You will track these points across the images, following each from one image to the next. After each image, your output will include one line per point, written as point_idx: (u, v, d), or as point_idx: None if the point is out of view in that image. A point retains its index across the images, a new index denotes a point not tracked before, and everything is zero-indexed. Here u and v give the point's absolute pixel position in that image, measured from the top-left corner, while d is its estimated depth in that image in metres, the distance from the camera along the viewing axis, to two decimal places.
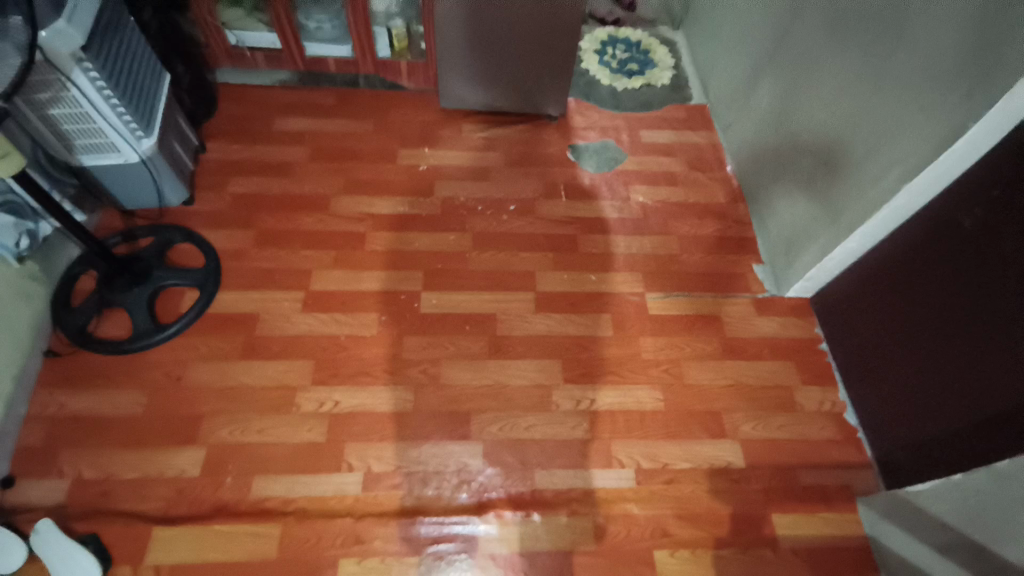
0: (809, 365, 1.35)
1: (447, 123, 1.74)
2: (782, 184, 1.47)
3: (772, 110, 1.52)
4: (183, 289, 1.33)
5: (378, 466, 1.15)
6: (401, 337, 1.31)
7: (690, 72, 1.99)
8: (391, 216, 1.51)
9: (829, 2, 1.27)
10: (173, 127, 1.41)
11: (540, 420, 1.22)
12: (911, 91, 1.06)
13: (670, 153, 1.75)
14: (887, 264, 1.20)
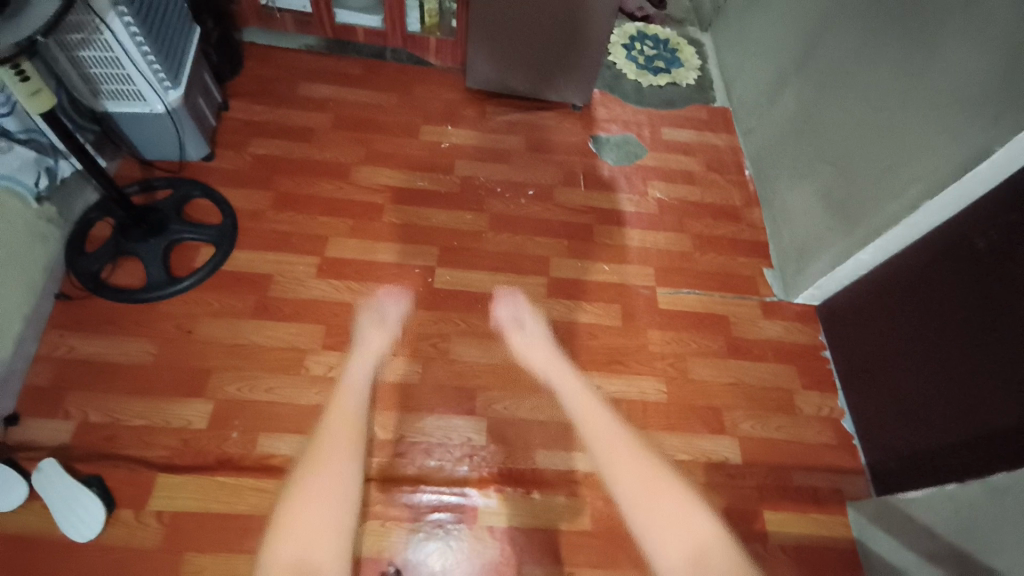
0: (810, 371, 1.37)
1: (471, 104, 1.74)
2: (800, 192, 1.49)
3: (797, 118, 1.53)
4: (198, 245, 1.33)
5: (365, 335, 1.17)
6: (412, 310, 1.32)
7: (715, 75, 2.00)
8: (409, 190, 1.52)
9: (862, 16, 1.29)
10: (199, 83, 1.40)
11: (517, 302, 1.29)
12: (938, 111, 1.08)
13: (689, 152, 1.77)
14: (897, 278, 1.22)
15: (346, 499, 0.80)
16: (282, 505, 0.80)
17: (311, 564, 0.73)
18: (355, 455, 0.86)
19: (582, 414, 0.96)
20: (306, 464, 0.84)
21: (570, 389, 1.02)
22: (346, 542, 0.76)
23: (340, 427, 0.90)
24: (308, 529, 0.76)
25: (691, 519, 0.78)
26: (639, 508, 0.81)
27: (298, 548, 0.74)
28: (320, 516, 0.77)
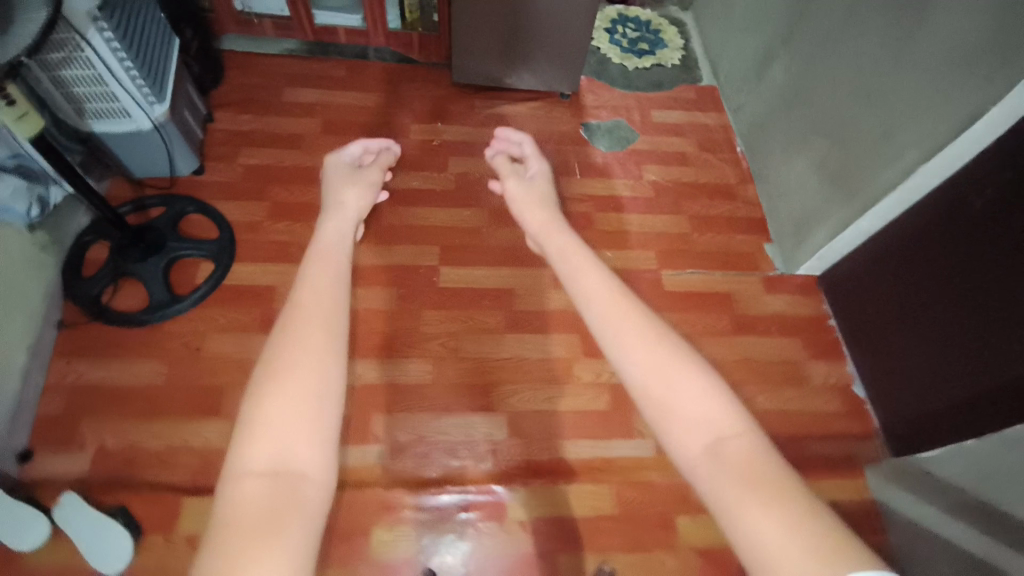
0: (816, 341, 1.40)
1: (460, 99, 1.73)
2: (794, 165, 1.50)
3: (787, 90, 1.53)
4: (198, 262, 1.31)
5: (346, 192, 1.07)
6: (421, 311, 1.32)
7: (699, 53, 2.00)
8: (406, 190, 1.51)
9: None
10: (183, 95, 1.37)
11: (518, 164, 1.22)
12: (929, 74, 1.09)
13: (680, 133, 1.78)
14: (897, 243, 1.24)
15: (329, 377, 0.60)
16: (250, 396, 0.58)
17: (291, 461, 0.55)
18: (335, 331, 0.64)
19: (571, 272, 0.71)
20: (266, 357, 0.60)
21: (558, 247, 0.77)
22: (330, 430, 0.58)
23: (309, 312, 0.65)
24: (282, 415, 0.56)
25: (696, 389, 0.56)
26: (639, 381, 0.57)
27: (273, 442, 0.55)
28: (296, 403, 0.58)
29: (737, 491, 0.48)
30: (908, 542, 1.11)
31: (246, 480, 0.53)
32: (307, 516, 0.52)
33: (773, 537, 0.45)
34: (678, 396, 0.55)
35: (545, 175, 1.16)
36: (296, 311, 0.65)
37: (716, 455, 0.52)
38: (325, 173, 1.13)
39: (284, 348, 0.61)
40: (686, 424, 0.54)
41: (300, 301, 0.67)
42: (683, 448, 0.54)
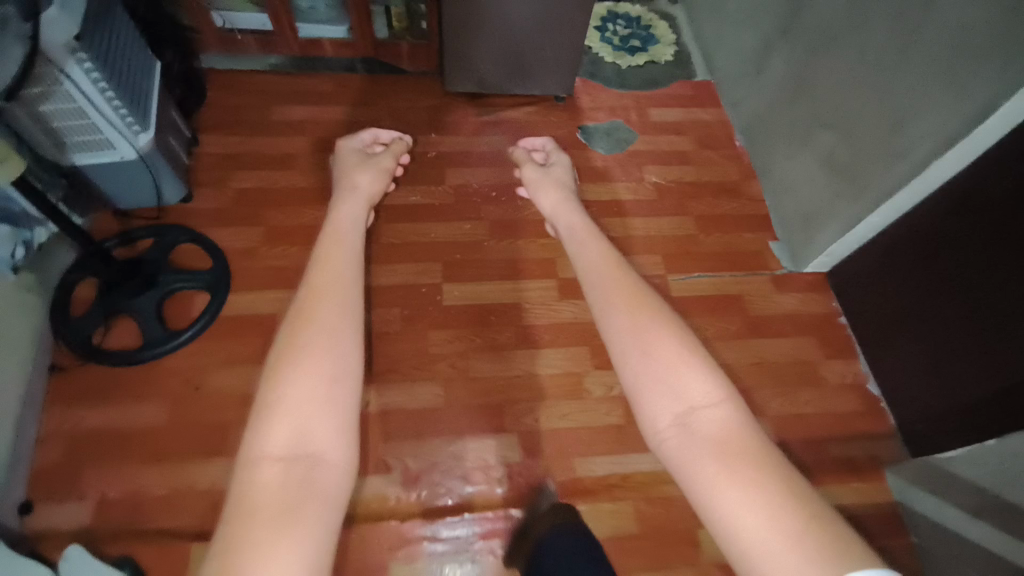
0: (830, 339, 1.38)
1: (453, 108, 1.69)
2: (799, 160, 1.48)
3: (787, 84, 1.51)
4: (193, 293, 1.27)
5: (358, 175, 1.15)
6: (427, 332, 1.28)
7: (693, 48, 1.96)
8: (403, 206, 1.47)
9: None
10: (169, 121, 1.33)
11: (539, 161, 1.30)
12: (937, 66, 1.06)
13: (678, 131, 1.74)
14: (909, 237, 1.21)
15: (347, 362, 0.60)
16: (270, 381, 0.56)
17: (310, 446, 0.54)
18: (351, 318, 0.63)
19: (586, 263, 0.73)
20: (285, 343, 0.59)
21: (580, 243, 0.80)
22: (348, 416, 0.57)
23: (325, 300, 0.64)
24: (301, 399, 0.55)
25: (687, 371, 0.59)
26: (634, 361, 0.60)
27: (296, 430, 0.54)
28: (316, 388, 0.57)
29: (714, 471, 0.51)
30: (934, 543, 1.10)
31: (263, 465, 0.51)
32: (326, 503, 0.51)
33: (735, 507, 0.49)
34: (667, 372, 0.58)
35: (564, 166, 1.23)
36: (315, 298, 0.64)
37: (686, 429, 0.55)
38: (338, 156, 1.24)
39: (303, 335, 0.60)
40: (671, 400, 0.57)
41: (314, 284, 0.66)
42: (658, 419, 0.57)
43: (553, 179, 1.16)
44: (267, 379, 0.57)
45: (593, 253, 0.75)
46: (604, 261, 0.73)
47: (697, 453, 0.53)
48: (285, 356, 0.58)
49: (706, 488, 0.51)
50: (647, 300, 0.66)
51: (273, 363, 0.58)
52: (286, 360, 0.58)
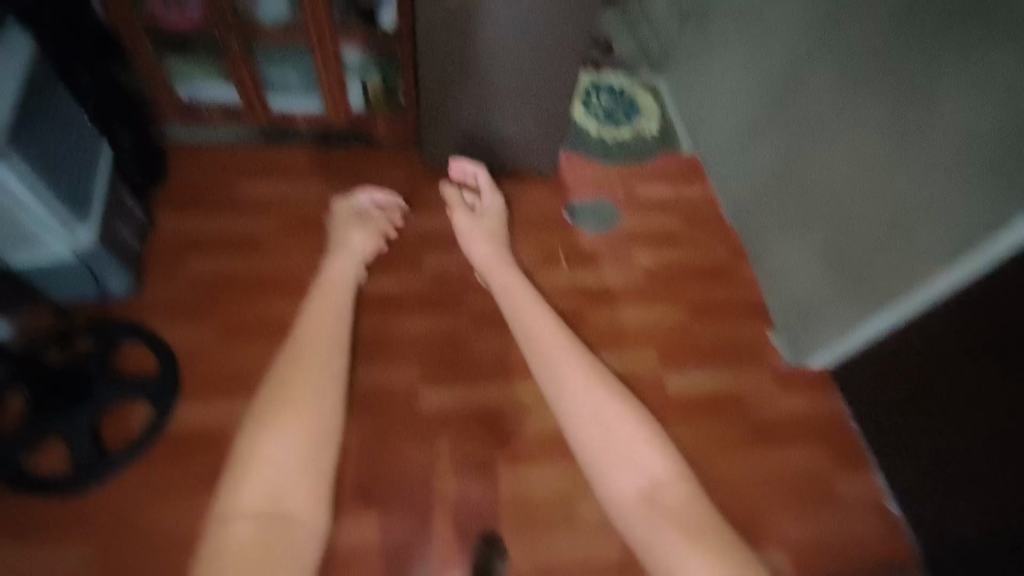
0: (839, 447, 1.29)
1: (432, 183, 1.60)
2: (794, 246, 1.40)
3: (778, 168, 1.45)
4: (133, 404, 1.12)
5: (350, 235, 1.26)
6: (401, 447, 1.16)
7: (678, 120, 1.91)
8: (376, 295, 1.35)
9: (840, 63, 1.22)
10: (117, 205, 1.20)
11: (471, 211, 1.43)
12: (945, 165, 1.01)
13: (668, 208, 1.67)
14: (920, 343, 1.13)
15: (316, 438, 0.76)
16: (251, 445, 0.73)
17: (283, 503, 0.69)
18: (324, 403, 0.79)
19: (552, 359, 0.99)
20: (268, 413, 0.76)
21: (531, 337, 1.03)
22: (316, 477, 0.74)
23: (301, 384, 0.80)
24: (276, 465, 0.71)
25: (647, 456, 0.85)
26: (606, 450, 0.86)
27: (269, 485, 0.70)
28: (288, 458, 0.72)
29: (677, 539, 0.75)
30: None
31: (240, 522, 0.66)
32: (293, 551, 0.66)
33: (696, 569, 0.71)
34: (633, 463, 0.84)
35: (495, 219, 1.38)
36: (295, 382, 0.80)
37: (649, 503, 0.80)
38: (333, 210, 1.34)
39: (278, 414, 0.76)
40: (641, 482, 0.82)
41: (290, 369, 0.82)
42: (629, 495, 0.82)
43: (484, 227, 1.36)
44: (245, 444, 0.73)
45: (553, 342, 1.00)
46: (572, 359, 0.98)
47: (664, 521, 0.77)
48: (267, 426, 0.75)
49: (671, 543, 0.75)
50: (608, 387, 0.93)
51: (249, 428, 0.75)
52: (264, 432, 0.74)
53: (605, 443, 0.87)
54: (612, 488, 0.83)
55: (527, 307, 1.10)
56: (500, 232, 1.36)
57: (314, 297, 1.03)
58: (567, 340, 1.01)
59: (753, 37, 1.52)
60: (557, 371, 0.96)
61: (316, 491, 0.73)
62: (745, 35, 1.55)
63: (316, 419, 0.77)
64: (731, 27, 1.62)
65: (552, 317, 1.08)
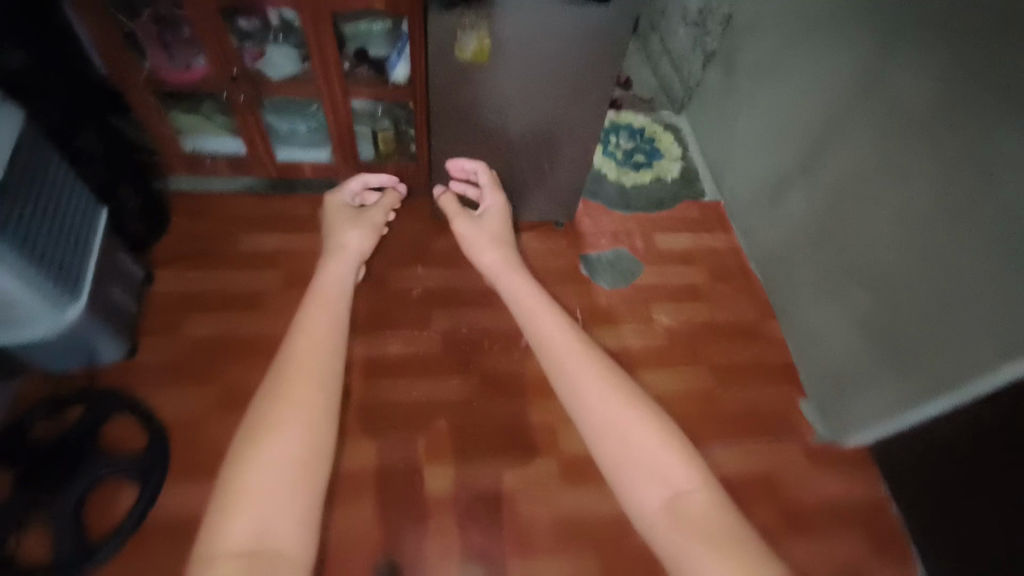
0: (879, 536, 1.19)
1: (443, 233, 1.54)
2: (828, 312, 1.31)
3: (811, 226, 1.36)
4: (124, 481, 1.07)
5: (346, 233, 0.93)
6: (403, 532, 1.11)
7: (700, 163, 1.85)
8: (382, 359, 1.31)
9: (883, 126, 1.15)
10: (113, 268, 1.15)
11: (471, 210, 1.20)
12: (1004, 249, 0.92)
13: (689, 260, 1.59)
14: (972, 439, 1.01)
15: (322, 444, 0.55)
16: (241, 456, 0.52)
17: (271, 540, 0.49)
18: (333, 398, 0.58)
19: (532, 329, 0.72)
20: (265, 411, 0.55)
21: (521, 296, 0.77)
22: (317, 502, 0.53)
23: (308, 373, 0.59)
24: (272, 485, 0.51)
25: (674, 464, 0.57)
26: (621, 458, 0.59)
27: (258, 514, 0.49)
28: (285, 475, 0.52)
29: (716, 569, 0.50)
30: None
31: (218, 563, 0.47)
32: None
33: None
34: (656, 465, 0.57)
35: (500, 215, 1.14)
36: (298, 369, 0.59)
37: (675, 515, 0.55)
38: (327, 204, 1.04)
39: (278, 414, 0.55)
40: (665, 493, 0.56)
41: (296, 355, 0.60)
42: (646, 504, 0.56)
43: (489, 231, 1.09)
44: (238, 456, 0.52)
45: (547, 325, 0.70)
46: (569, 337, 0.68)
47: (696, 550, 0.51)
48: (263, 428, 0.54)
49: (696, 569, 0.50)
50: (610, 373, 0.65)
51: (243, 432, 0.54)
52: (260, 437, 0.53)
53: (616, 436, 0.60)
54: (628, 494, 0.57)
55: (516, 281, 0.81)
56: (503, 231, 1.10)
57: (324, 267, 0.82)
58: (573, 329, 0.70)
59: (783, 87, 1.45)
60: (557, 354, 0.67)
61: (314, 517, 0.52)
62: (775, 82, 1.48)
63: (327, 420, 0.57)
64: (761, 71, 1.54)
65: (542, 292, 0.78)
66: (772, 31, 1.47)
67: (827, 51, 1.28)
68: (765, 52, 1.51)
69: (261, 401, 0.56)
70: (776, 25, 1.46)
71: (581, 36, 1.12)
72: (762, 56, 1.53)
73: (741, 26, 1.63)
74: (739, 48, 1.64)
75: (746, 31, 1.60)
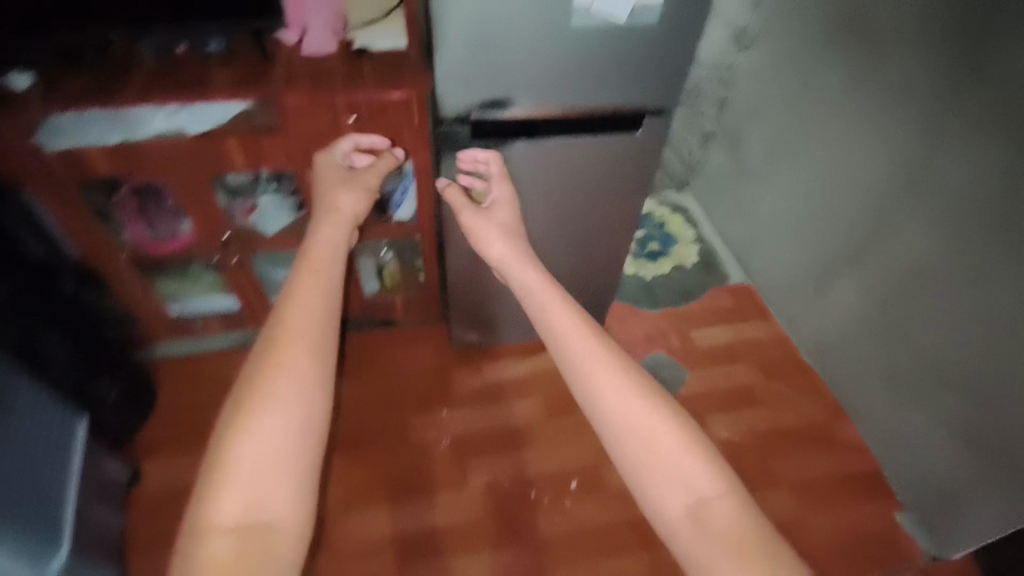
0: None
1: (464, 364, 1.40)
2: (912, 413, 1.19)
3: (868, 319, 1.27)
4: None
5: (337, 195, 0.90)
6: None
7: (719, 245, 1.74)
8: (417, 535, 1.14)
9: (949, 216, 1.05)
10: (95, 486, 1.02)
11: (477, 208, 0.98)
12: None
13: (733, 357, 1.47)
14: None
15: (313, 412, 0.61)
16: (233, 428, 0.58)
17: (265, 514, 0.55)
18: (320, 373, 0.63)
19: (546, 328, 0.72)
20: (254, 387, 0.60)
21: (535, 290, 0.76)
22: (307, 471, 0.59)
23: (297, 354, 0.63)
24: (263, 455, 0.57)
25: (666, 440, 0.61)
26: (629, 445, 0.61)
27: (255, 480, 0.56)
28: (272, 445, 0.58)
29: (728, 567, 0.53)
30: None
31: (215, 537, 0.53)
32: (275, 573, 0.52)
33: None
34: (647, 440, 0.61)
35: (509, 209, 0.98)
36: (285, 347, 0.63)
37: (698, 520, 0.57)
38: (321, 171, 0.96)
39: (266, 391, 0.60)
40: (657, 467, 0.60)
41: (286, 326, 0.65)
42: (668, 510, 0.58)
43: (498, 222, 0.96)
44: (231, 425, 0.58)
45: (561, 321, 0.71)
46: (575, 329, 0.70)
47: (676, 515, 0.57)
48: (253, 402, 0.59)
49: (662, 518, 0.58)
50: (626, 365, 0.67)
51: (237, 401, 0.60)
52: (250, 411, 0.59)
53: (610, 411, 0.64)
54: (648, 498, 0.59)
55: (529, 277, 0.80)
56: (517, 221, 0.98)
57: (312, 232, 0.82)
58: (585, 324, 0.70)
59: (804, 174, 1.39)
60: (565, 346, 0.69)
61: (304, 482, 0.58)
62: (796, 168, 1.41)
63: (314, 398, 0.62)
64: (775, 155, 1.48)
65: (557, 286, 0.77)
66: (782, 118, 1.42)
67: (848, 142, 1.24)
68: (776, 138, 1.46)
69: (252, 375, 0.62)
70: (786, 111, 1.41)
71: (608, 163, 1.03)
72: (774, 141, 1.46)
73: (740, 110, 1.57)
74: (744, 133, 1.58)
75: (749, 118, 1.54)
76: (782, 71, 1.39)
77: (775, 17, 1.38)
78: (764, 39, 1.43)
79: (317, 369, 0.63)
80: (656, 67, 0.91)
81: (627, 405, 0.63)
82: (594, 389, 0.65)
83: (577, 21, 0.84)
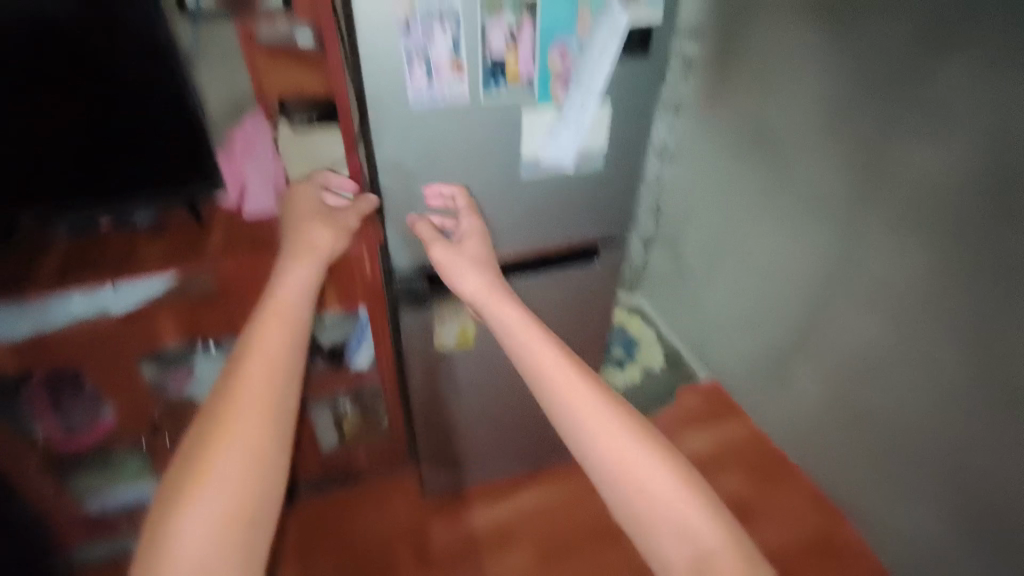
0: None
1: (437, 517, 1.27)
2: (909, 514, 1.14)
3: (836, 415, 1.23)
4: None
5: (313, 229, 0.73)
6: None
7: (678, 342, 1.70)
8: None
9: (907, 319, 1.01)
10: None
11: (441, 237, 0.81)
12: None
13: (718, 463, 1.41)
14: None
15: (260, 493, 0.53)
16: (175, 501, 0.50)
17: None
18: (267, 444, 0.54)
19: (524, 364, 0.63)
20: (200, 450, 0.53)
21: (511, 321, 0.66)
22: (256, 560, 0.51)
23: (255, 411, 0.55)
24: (206, 550, 0.49)
25: (664, 486, 0.55)
26: (624, 489, 0.55)
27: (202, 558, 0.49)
28: (223, 518, 0.50)
29: None
30: None
31: None
32: None
33: None
34: (641, 486, 0.55)
35: (481, 237, 0.79)
36: (240, 401, 0.55)
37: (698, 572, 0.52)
38: (290, 202, 0.77)
39: (215, 453, 0.52)
40: (653, 510, 0.54)
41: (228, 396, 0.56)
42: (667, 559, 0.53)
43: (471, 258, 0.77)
44: (173, 497, 0.51)
45: (540, 357, 0.62)
46: (560, 369, 0.61)
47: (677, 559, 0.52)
48: (200, 466, 0.52)
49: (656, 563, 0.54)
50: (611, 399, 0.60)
51: (181, 464, 0.53)
52: (197, 478, 0.51)
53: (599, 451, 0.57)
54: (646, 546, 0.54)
55: (510, 311, 0.67)
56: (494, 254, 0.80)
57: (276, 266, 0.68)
58: (571, 363, 0.62)
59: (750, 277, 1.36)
60: (551, 382, 0.61)
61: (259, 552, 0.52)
62: (737, 272, 1.38)
63: (272, 459, 0.54)
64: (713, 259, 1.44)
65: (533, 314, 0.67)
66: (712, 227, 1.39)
67: (783, 251, 1.22)
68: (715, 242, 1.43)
69: (199, 433, 0.54)
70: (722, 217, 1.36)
71: (572, 294, 1.01)
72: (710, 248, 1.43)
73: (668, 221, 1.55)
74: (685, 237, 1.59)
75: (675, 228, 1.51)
76: (707, 182, 1.38)
77: (689, 135, 1.39)
78: (681, 154, 1.43)
79: (277, 426, 0.56)
80: (610, 201, 0.92)
81: (618, 446, 0.57)
82: (582, 426, 0.58)
83: (526, 175, 0.83)
